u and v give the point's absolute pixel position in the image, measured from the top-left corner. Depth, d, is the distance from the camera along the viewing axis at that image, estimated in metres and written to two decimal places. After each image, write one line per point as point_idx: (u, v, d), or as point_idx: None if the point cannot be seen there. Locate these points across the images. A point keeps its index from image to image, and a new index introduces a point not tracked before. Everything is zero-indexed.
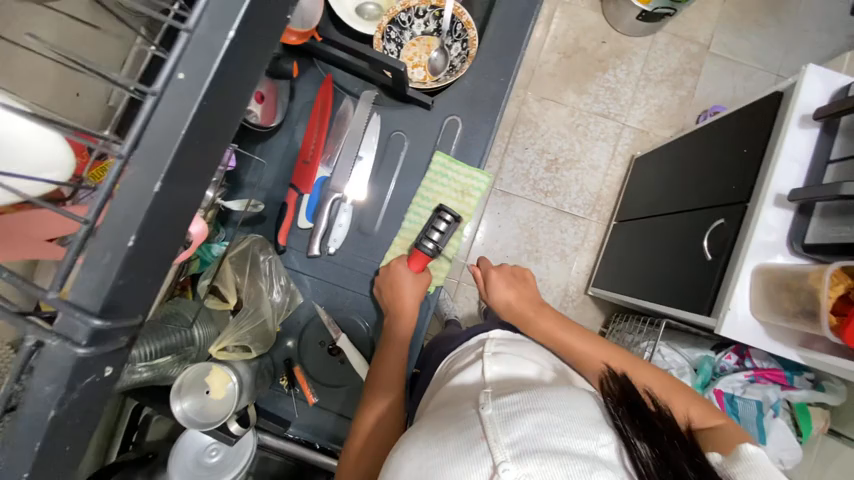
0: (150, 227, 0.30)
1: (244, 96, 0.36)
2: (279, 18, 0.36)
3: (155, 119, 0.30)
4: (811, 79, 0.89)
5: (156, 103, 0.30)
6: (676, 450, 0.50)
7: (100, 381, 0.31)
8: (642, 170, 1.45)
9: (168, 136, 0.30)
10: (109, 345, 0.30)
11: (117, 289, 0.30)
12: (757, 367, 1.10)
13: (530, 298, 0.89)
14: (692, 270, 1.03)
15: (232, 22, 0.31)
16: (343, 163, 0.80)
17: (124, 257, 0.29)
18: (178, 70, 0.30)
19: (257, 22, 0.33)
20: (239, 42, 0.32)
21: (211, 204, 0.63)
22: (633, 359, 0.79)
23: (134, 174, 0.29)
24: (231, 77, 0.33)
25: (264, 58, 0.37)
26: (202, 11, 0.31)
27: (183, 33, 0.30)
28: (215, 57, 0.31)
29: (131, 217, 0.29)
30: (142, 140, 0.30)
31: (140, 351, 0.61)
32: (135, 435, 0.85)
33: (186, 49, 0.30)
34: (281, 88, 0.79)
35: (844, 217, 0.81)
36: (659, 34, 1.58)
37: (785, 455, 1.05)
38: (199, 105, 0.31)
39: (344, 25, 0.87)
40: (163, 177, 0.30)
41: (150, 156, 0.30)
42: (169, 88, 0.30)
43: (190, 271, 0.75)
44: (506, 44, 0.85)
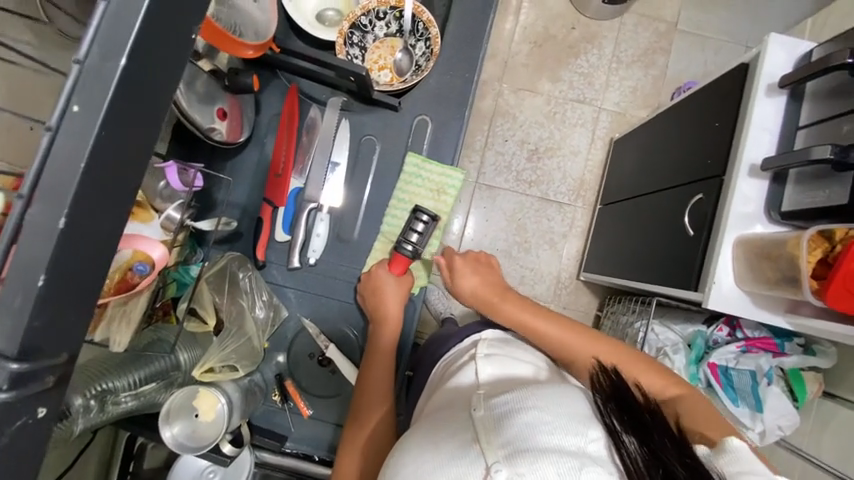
0: (62, 263, 0.31)
1: (162, 114, 0.36)
2: (183, 35, 0.35)
3: (53, 154, 0.30)
4: (774, 48, 0.90)
5: (52, 139, 0.30)
6: (666, 448, 0.47)
7: (32, 424, 0.32)
8: (621, 151, 1.45)
9: (68, 171, 0.30)
10: (34, 386, 0.31)
11: (34, 330, 0.31)
12: (748, 337, 1.11)
13: (494, 284, 0.85)
14: (675, 247, 1.04)
15: (122, 49, 0.31)
16: (316, 172, 0.81)
17: (37, 296, 0.30)
18: (73, 102, 0.30)
19: (154, 44, 0.33)
20: (134, 67, 0.32)
21: (181, 226, 0.62)
22: (597, 332, 0.77)
23: (37, 211, 0.30)
24: (137, 96, 0.33)
25: (176, 79, 0.36)
26: (91, 42, 0.31)
27: (75, 65, 0.31)
28: (109, 85, 0.31)
29: (39, 255, 0.30)
30: (42, 178, 0.30)
31: (125, 380, 0.61)
32: (132, 465, 0.85)
33: (78, 82, 0.31)
34: (244, 102, 0.78)
35: (815, 181, 0.82)
36: (626, 15, 1.59)
37: (783, 421, 1.07)
38: (97, 136, 0.31)
39: (306, 34, 0.86)
40: (66, 212, 0.30)
41: (51, 191, 0.30)
42: (65, 122, 0.30)
43: (168, 296, 0.72)
44: (469, 38, 0.84)
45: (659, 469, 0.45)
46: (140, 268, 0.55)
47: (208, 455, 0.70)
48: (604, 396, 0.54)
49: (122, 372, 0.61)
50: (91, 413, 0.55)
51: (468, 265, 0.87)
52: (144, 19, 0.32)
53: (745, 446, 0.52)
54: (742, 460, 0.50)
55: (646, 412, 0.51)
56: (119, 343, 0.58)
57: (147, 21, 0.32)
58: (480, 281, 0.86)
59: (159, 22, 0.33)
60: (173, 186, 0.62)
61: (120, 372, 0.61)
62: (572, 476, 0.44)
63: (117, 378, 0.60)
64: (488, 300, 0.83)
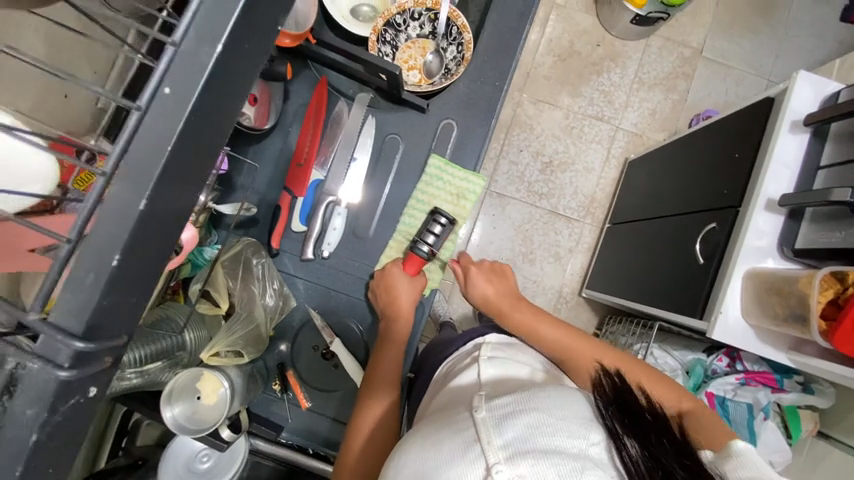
0: (135, 246, 0.30)
1: (236, 103, 0.36)
2: (268, 24, 0.36)
3: (141, 135, 0.30)
4: (801, 85, 0.90)
5: (140, 119, 0.30)
6: (663, 448, 0.49)
7: (84, 402, 0.31)
8: (635, 173, 1.46)
9: (152, 153, 0.30)
10: (93, 366, 0.30)
11: (103, 310, 0.30)
12: (747, 370, 1.11)
13: (509, 292, 0.85)
14: (684, 273, 1.04)
15: (219, 36, 0.31)
16: (338, 167, 0.81)
17: (108, 278, 0.30)
18: (164, 84, 0.30)
19: (246, 35, 0.33)
20: (226, 56, 0.32)
21: (203, 209, 0.62)
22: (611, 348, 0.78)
23: (119, 191, 0.29)
24: (222, 85, 0.33)
25: (252, 73, 0.36)
26: (189, 25, 0.31)
27: (170, 47, 0.30)
28: (202, 71, 0.30)
29: (116, 237, 0.29)
30: (125, 158, 0.30)
31: (128, 358, 0.60)
32: (125, 440, 0.85)
33: (173, 63, 0.30)
34: (275, 90, 0.78)
35: (833, 222, 0.81)
36: (652, 38, 1.59)
37: (776, 457, 1.07)
38: (186, 121, 0.30)
39: (339, 28, 0.86)
40: (149, 194, 0.30)
41: (134, 171, 0.30)
42: (154, 104, 0.30)
43: (181, 275, 0.72)
44: (501, 47, 0.84)
45: (658, 471, 0.46)
46: None
47: (206, 438, 0.70)
48: (606, 398, 0.55)
49: (137, 347, 0.61)
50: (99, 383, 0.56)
51: (484, 273, 0.87)
52: (242, 13, 0.32)
53: (749, 450, 0.52)
54: (752, 464, 0.50)
55: (647, 414, 0.53)
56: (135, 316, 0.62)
57: (243, 16, 0.32)
58: (494, 289, 0.86)
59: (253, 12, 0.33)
60: None
61: (134, 346, 0.61)
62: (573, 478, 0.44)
63: (135, 352, 0.61)
64: (501, 309, 0.83)
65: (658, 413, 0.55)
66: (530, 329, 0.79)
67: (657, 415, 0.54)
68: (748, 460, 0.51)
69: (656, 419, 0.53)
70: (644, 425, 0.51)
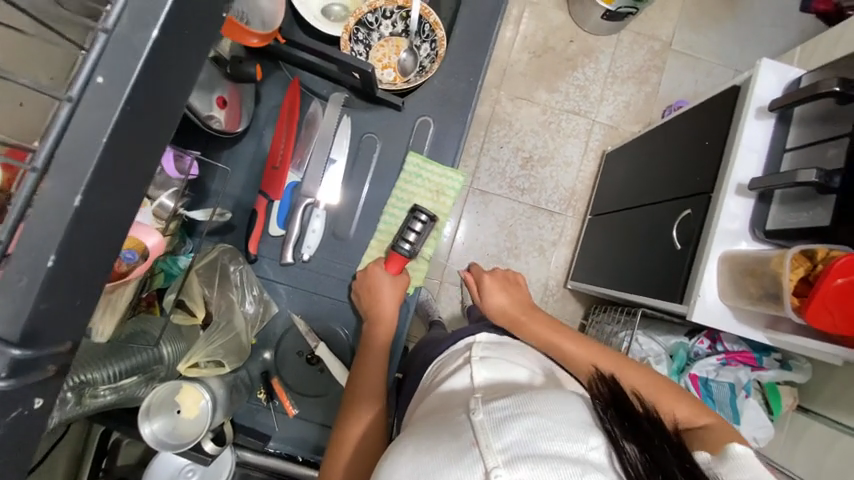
0: (73, 245, 0.29)
1: (182, 94, 0.35)
2: (212, 13, 0.35)
3: (74, 127, 0.29)
4: (765, 73, 0.93)
5: (72, 110, 0.29)
6: (665, 454, 0.49)
7: (28, 415, 0.30)
8: (612, 164, 1.48)
9: (86, 145, 0.29)
10: (34, 374, 0.29)
11: (40, 314, 0.28)
12: (728, 350, 1.13)
13: (523, 302, 0.89)
14: (663, 259, 1.06)
15: (154, 21, 0.30)
16: (314, 167, 0.80)
17: (43, 279, 0.28)
18: (97, 73, 0.29)
19: (187, 20, 0.32)
20: (163, 42, 0.31)
21: (173, 215, 0.60)
22: (632, 361, 0.79)
23: (53, 186, 0.28)
24: (163, 73, 0.32)
25: (197, 64, 0.35)
26: (122, 11, 0.30)
27: (101, 34, 0.29)
28: (138, 58, 0.30)
29: (50, 235, 0.28)
30: (57, 152, 0.28)
31: (100, 375, 0.58)
32: (105, 462, 0.80)
33: (105, 51, 0.29)
34: (246, 92, 0.76)
35: (801, 203, 0.85)
36: (623, 33, 1.62)
37: (759, 434, 1.10)
38: (121, 111, 0.29)
39: (310, 28, 0.85)
40: (84, 189, 0.29)
41: (67, 166, 0.28)
42: (87, 95, 0.29)
43: (154, 286, 0.69)
44: (474, 43, 0.85)
45: (656, 472, 0.46)
46: (129, 256, 0.52)
47: (188, 453, 0.68)
48: (603, 402, 0.56)
49: (104, 363, 0.59)
50: (67, 406, 0.54)
51: (498, 284, 0.91)
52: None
53: (748, 453, 0.52)
54: (748, 466, 0.51)
55: (644, 419, 0.54)
56: (102, 333, 0.58)
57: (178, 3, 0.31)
58: (508, 299, 0.89)
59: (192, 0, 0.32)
60: (167, 173, 0.60)
61: (102, 363, 0.58)
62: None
63: (95, 370, 0.58)
64: (518, 318, 0.86)
65: (656, 417, 0.55)
66: (549, 341, 0.81)
67: (653, 420, 0.54)
68: (747, 462, 0.51)
69: (654, 423, 0.54)
70: (643, 429, 0.52)
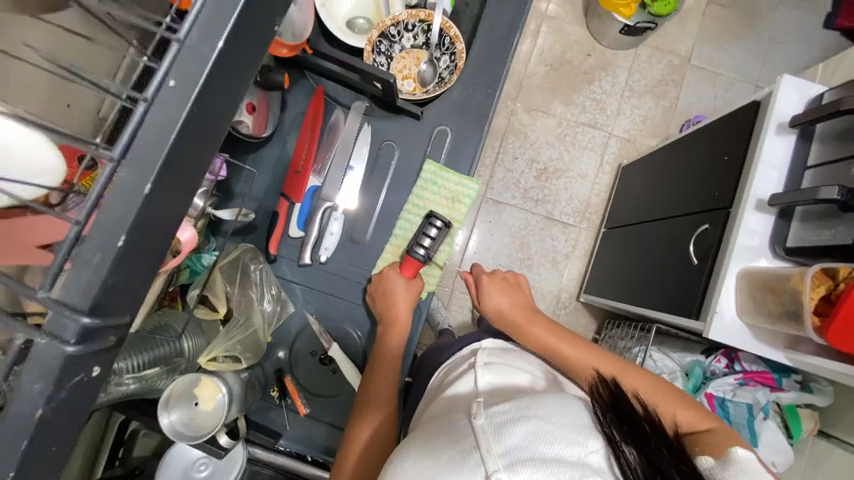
0: (139, 229, 0.31)
1: (239, 97, 0.37)
2: (267, 25, 0.37)
3: (147, 124, 0.31)
4: (785, 89, 0.93)
5: (146, 110, 0.31)
6: (663, 456, 0.50)
7: (87, 381, 0.32)
8: (628, 177, 1.48)
9: (158, 141, 0.31)
10: (96, 344, 0.31)
11: (107, 288, 0.30)
12: (746, 370, 1.10)
13: (523, 305, 0.84)
14: (679, 274, 1.05)
15: (221, 32, 0.32)
16: (335, 173, 0.83)
17: (114, 256, 0.30)
18: (169, 77, 0.32)
19: (244, 34, 0.35)
20: (227, 51, 0.33)
21: (202, 214, 0.63)
22: (614, 356, 0.77)
23: (126, 176, 0.31)
24: (225, 78, 0.34)
25: (252, 70, 0.37)
26: (192, 23, 0.32)
27: (174, 43, 0.32)
28: (205, 65, 0.32)
29: (122, 219, 0.30)
30: (132, 146, 0.31)
31: (127, 364, 0.61)
32: (121, 451, 0.83)
33: (178, 57, 0.32)
34: (272, 99, 0.80)
35: (824, 220, 0.83)
36: (640, 48, 1.63)
37: (778, 458, 1.06)
38: (189, 110, 0.32)
39: (336, 39, 0.88)
40: (153, 179, 0.31)
41: (141, 158, 0.31)
42: (160, 95, 0.31)
43: (179, 282, 0.74)
44: (493, 56, 0.87)
45: (655, 475, 0.47)
46: None
47: (203, 445, 0.69)
48: (603, 406, 0.56)
49: (134, 353, 0.62)
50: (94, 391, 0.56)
51: (497, 286, 0.87)
52: (242, 12, 0.33)
53: (751, 458, 0.53)
54: (751, 470, 0.51)
55: (645, 423, 0.54)
56: (130, 322, 0.60)
57: (243, 15, 0.33)
58: (509, 302, 0.85)
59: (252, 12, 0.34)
60: (199, 172, 0.63)
61: (127, 353, 0.61)
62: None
63: (126, 360, 0.60)
64: (518, 323, 0.81)
65: (659, 422, 0.55)
66: (550, 346, 0.77)
67: (654, 423, 0.54)
68: (747, 467, 0.51)
69: (659, 432, 0.54)
70: (644, 434, 0.52)
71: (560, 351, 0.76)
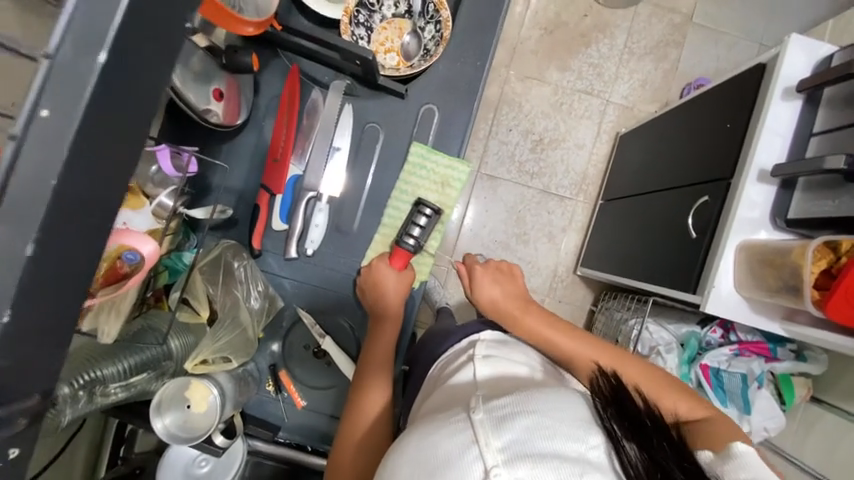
0: (28, 297, 0.28)
1: (145, 114, 0.32)
2: (176, 24, 0.32)
3: (20, 168, 0.27)
4: (794, 49, 0.86)
5: (17, 149, 0.27)
6: (664, 452, 0.48)
7: (4, 464, 0.30)
8: (626, 147, 1.43)
9: (34, 192, 0.27)
10: (2, 432, 0.29)
11: (2, 370, 0.28)
12: (741, 340, 1.12)
13: (517, 295, 0.82)
14: (677, 248, 1.03)
15: (100, 45, 0.27)
16: (317, 160, 0.77)
17: (1, 335, 0.27)
18: (42, 105, 0.27)
19: (140, 37, 0.29)
20: (112, 67, 0.28)
21: (173, 214, 0.59)
22: (606, 344, 0.75)
23: (1, 236, 0.27)
24: (118, 98, 0.29)
25: (167, 75, 0.33)
26: (64, 35, 0.27)
27: (44, 62, 0.27)
28: (84, 87, 0.27)
29: (3, 288, 0.27)
30: (7, 194, 0.27)
31: (113, 371, 0.59)
32: (123, 449, 0.84)
33: (49, 81, 0.27)
34: (243, 83, 0.74)
35: (823, 190, 0.80)
36: (641, 5, 1.53)
37: (770, 424, 1.09)
38: (72, 145, 0.27)
39: (309, 11, 0.81)
40: (35, 236, 0.27)
41: (16, 210, 0.27)
42: (32, 129, 0.27)
43: (159, 283, 0.69)
44: (481, 24, 0.80)
45: (658, 473, 0.46)
46: (130, 257, 0.51)
47: (200, 445, 0.70)
48: (604, 400, 0.54)
49: (110, 361, 0.59)
50: (79, 403, 0.54)
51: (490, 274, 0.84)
52: (128, 16, 0.28)
53: (750, 450, 0.51)
54: (751, 465, 0.49)
55: (647, 416, 0.52)
56: (107, 335, 0.56)
57: (130, 19, 0.28)
58: (501, 292, 0.83)
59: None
60: (165, 171, 0.58)
61: (108, 360, 0.59)
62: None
63: (107, 367, 0.58)
64: (509, 312, 0.80)
65: (655, 413, 0.54)
66: (536, 334, 0.76)
67: (655, 417, 0.52)
68: (749, 461, 0.49)
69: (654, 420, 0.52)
70: (644, 427, 0.50)
71: (546, 336, 0.76)
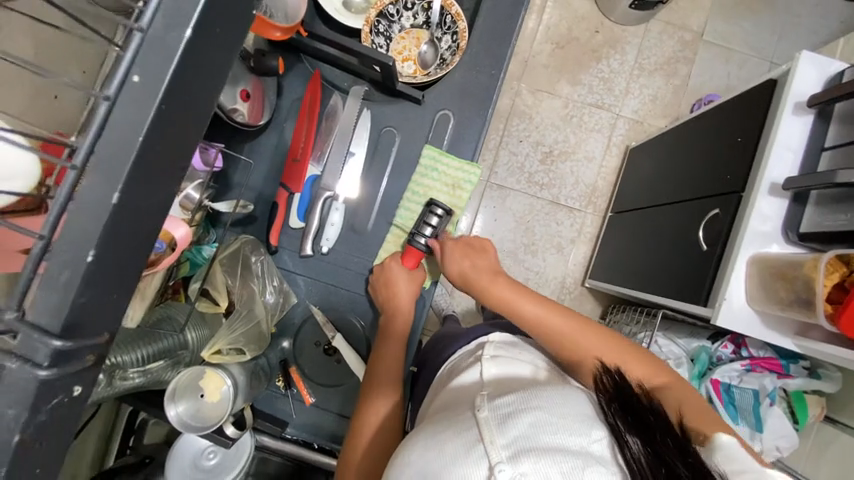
0: (110, 242, 0.30)
1: (215, 87, 0.35)
2: (243, 10, 0.35)
3: (110, 126, 0.29)
4: (804, 65, 0.88)
5: (110, 107, 0.29)
6: (669, 448, 0.47)
7: (67, 402, 0.31)
8: (636, 160, 1.44)
9: (123, 147, 0.29)
10: (73, 365, 0.30)
11: (80, 307, 0.30)
12: (752, 356, 1.09)
13: (486, 267, 0.80)
14: (687, 259, 1.03)
15: (187, 21, 0.30)
16: (334, 160, 0.80)
17: (83, 273, 0.29)
18: (133, 72, 0.30)
19: (217, 17, 0.32)
20: (196, 42, 0.31)
21: (198, 207, 0.62)
22: (603, 329, 0.74)
23: (90, 184, 0.29)
24: (195, 75, 0.32)
25: (230, 60, 0.35)
26: (155, 10, 0.30)
27: (137, 33, 0.30)
28: (171, 58, 0.30)
29: (90, 230, 0.29)
30: (97, 149, 0.29)
31: (130, 357, 0.61)
32: (132, 440, 0.85)
33: (140, 50, 0.30)
34: (267, 85, 0.77)
35: (838, 204, 0.80)
36: (652, 23, 1.56)
37: (782, 442, 1.07)
38: (156, 109, 0.30)
39: (332, 20, 0.84)
40: (121, 187, 0.29)
41: (106, 163, 0.29)
42: (123, 93, 0.29)
43: (181, 274, 0.73)
44: (496, 35, 0.83)
45: (661, 468, 0.45)
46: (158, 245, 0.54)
47: (212, 436, 0.71)
48: (607, 397, 0.55)
49: (131, 348, 0.61)
50: (99, 387, 0.57)
51: (460, 248, 0.80)
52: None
53: (733, 442, 0.51)
54: (734, 456, 0.49)
55: (648, 412, 0.52)
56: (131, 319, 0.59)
57: (211, 1, 0.31)
58: (472, 265, 0.80)
59: None
60: (193, 164, 0.61)
61: (128, 348, 0.61)
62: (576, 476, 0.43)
63: (125, 354, 0.60)
64: (482, 285, 0.79)
65: (659, 408, 0.54)
66: (509, 302, 0.76)
67: (659, 413, 0.52)
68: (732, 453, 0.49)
69: (658, 416, 0.52)
70: (646, 422, 0.51)
71: (522, 310, 0.75)
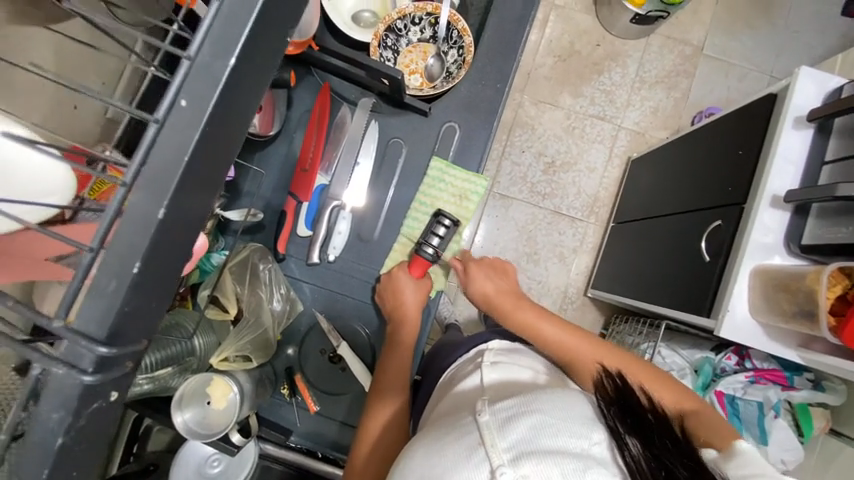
0: (155, 255, 0.31)
1: (249, 109, 0.36)
2: (279, 37, 0.36)
3: (158, 147, 0.31)
4: (804, 80, 0.89)
5: (158, 131, 0.31)
6: (669, 451, 0.48)
7: (105, 406, 0.31)
8: (638, 172, 1.45)
9: (171, 167, 0.31)
10: (114, 371, 0.31)
11: (124, 315, 0.31)
12: (757, 367, 1.10)
13: (509, 290, 0.84)
14: (690, 270, 1.04)
15: (233, 48, 0.32)
16: (342, 170, 0.81)
17: (129, 283, 0.30)
18: (181, 97, 0.31)
19: (257, 44, 0.34)
20: (240, 67, 0.32)
21: (211, 216, 0.63)
22: (619, 352, 0.76)
23: (138, 202, 0.30)
24: (236, 98, 0.33)
25: (264, 82, 0.37)
26: (203, 39, 0.31)
27: (185, 61, 0.31)
28: (217, 85, 0.31)
29: (137, 242, 0.30)
30: (145, 168, 0.30)
31: (140, 363, 0.62)
32: (135, 447, 0.86)
33: (188, 76, 0.31)
34: (279, 97, 0.80)
35: (840, 217, 0.80)
36: (652, 37, 1.59)
37: (787, 456, 1.06)
38: (201, 132, 0.31)
39: (341, 34, 0.87)
40: (166, 204, 0.31)
41: (153, 181, 0.30)
42: (172, 116, 0.31)
43: (190, 282, 0.75)
44: (502, 50, 0.85)
45: (662, 471, 0.46)
46: None
47: (216, 442, 0.71)
48: (606, 399, 0.55)
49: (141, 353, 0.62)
50: None
51: (485, 271, 0.86)
52: (251, 27, 0.32)
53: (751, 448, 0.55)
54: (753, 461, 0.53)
55: (649, 413, 0.52)
56: None
57: (253, 30, 0.32)
58: (495, 287, 0.85)
59: (266, 19, 0.34)
60: None
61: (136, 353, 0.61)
62: (577, 477, 0.44)
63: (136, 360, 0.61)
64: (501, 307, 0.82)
65: (660, 411, 0.54)
66: (529, 325, 0.78)
67: (659, 413, 0.53)
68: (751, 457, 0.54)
69: (658, 418, 0.52)
70: (646, 425, 0.51)
71: (540, 330, 0.77)
